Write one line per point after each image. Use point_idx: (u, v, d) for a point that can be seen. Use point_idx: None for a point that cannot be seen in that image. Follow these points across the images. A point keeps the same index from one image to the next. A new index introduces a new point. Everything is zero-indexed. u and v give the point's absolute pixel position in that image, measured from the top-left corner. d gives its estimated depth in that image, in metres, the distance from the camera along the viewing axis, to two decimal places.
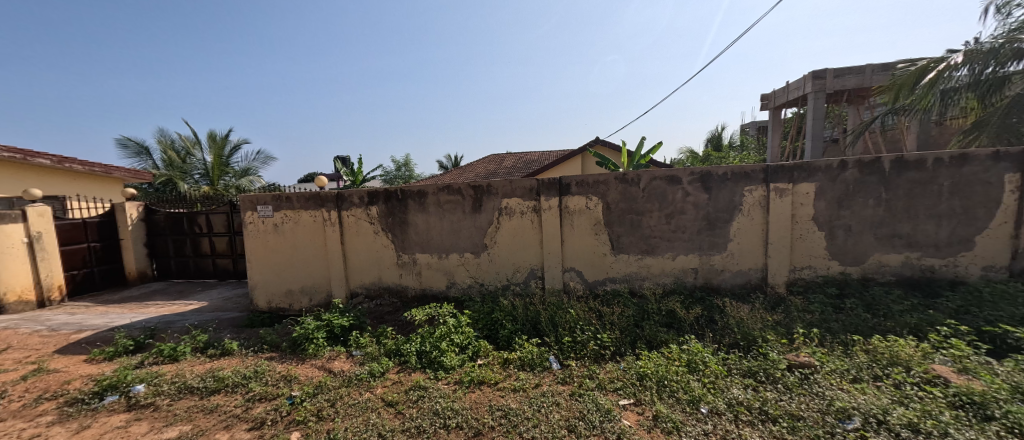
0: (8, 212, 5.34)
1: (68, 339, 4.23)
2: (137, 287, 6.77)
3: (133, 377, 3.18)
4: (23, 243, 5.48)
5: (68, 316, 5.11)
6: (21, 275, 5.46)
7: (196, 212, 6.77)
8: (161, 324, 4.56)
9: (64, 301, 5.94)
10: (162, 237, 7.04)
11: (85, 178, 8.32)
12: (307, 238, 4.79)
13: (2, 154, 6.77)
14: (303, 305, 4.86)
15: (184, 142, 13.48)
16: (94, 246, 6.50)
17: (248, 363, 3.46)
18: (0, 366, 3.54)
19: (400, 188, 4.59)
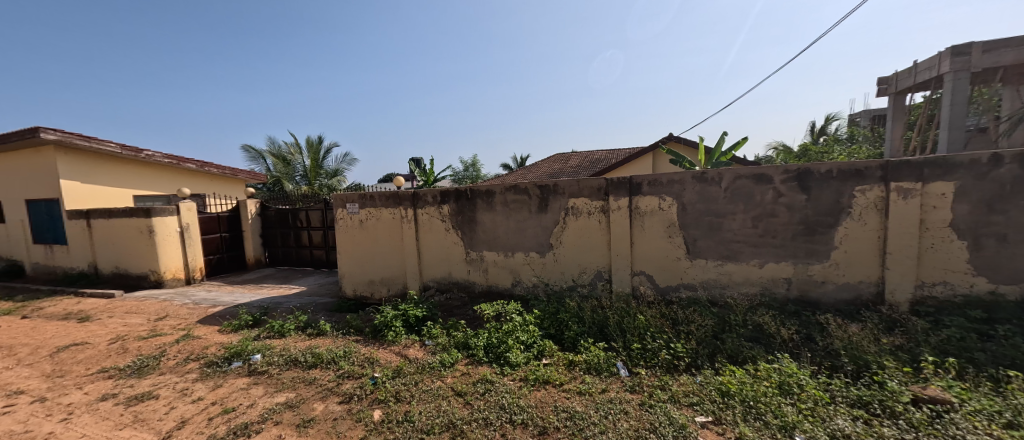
0: (167, 207, 6.69)
1: (206, 311, 5.15)
2: (254, 271, 8.00)
3: (251, 348, 3.75)
4: (176, 231, 6.82)
5: (205, 293, 6.22)
6: (175, 257, 6.80)
7: (298, 209, 7.78)
8: (273, 304, 5.33)
9: (204, 280, 7.24)
10: (273, 230, 8.22)
11: (220, 180, 9.99)
12: (386, 234, 5.22)
13: (162, 159, 8.42)
14: (383, 294, 5.31)
15: (289, 147, 15.57)
16: (224, 235, 7.80)
17: (338, 344, 3.88)
18: (162, 330, 4.43)
19: (469, 188, 4.79)
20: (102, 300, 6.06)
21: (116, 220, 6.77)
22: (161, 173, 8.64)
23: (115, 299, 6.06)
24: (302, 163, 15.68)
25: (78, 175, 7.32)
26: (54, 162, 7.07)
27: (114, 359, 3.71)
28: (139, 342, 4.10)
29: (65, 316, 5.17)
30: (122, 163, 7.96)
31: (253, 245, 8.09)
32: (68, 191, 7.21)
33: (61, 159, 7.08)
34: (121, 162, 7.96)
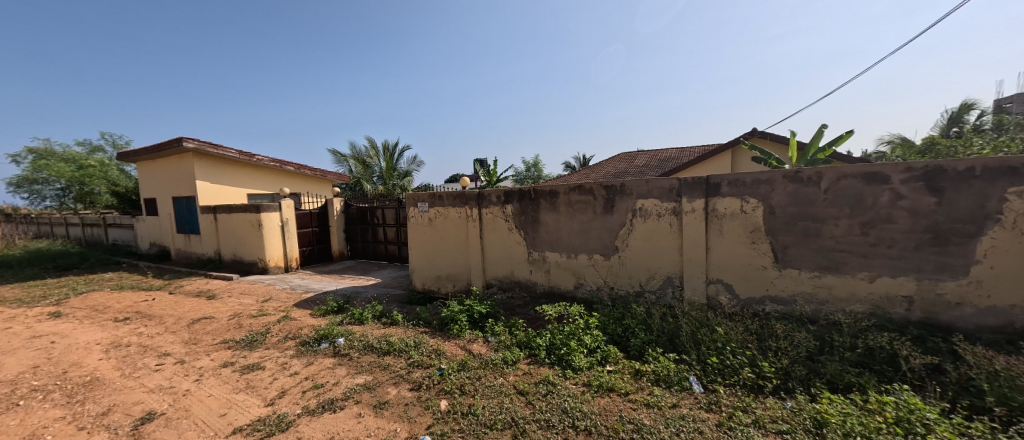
0: (271, 204, 7.73)
1: (301, 296, 5.85)
2: (338, 263, 8.91)
3: (336, 332, 4.17)
4: (278, 225, 7.85)
5: (300, 280, 7.07)
6: (277, 248, 7.83)
7: (376, 207, 8.49)
8: (353, 293, 5.88)
9: (299, 268, 8.23)
10: (354, 226, 9.07)
11: (315, 181, 11.17)
12: (453, 232, 5.46)
13: (268, 162, 9.71)
14: (448, 290, 5.56)
15: (369, 150, 17.10)
16: (315, 229, 8.80)
17: (409, 334, 4.14)
18: (267, 310, 5.14)
19: (533, 188, 4.81)
20: (223, 281, 7.21)
21: (234, 215, 8.00)
22: (268, 175, 9.98)
23: (232, 281, 7.17)
24: (379, 165, 17.18)
25: (208, 176, 8.79)
26: (192, 166, 8.59)
27: (232, 333, 4.38)
28: (250, 319, 4.79)
29: (197, 294, 6.25)
30: (239, 166, 9.37)
31: (337, 239, 9.01)
32: (201, 191, 8.71)
33: (197, 164, 8.59)
34: (238, 165, 9.39)
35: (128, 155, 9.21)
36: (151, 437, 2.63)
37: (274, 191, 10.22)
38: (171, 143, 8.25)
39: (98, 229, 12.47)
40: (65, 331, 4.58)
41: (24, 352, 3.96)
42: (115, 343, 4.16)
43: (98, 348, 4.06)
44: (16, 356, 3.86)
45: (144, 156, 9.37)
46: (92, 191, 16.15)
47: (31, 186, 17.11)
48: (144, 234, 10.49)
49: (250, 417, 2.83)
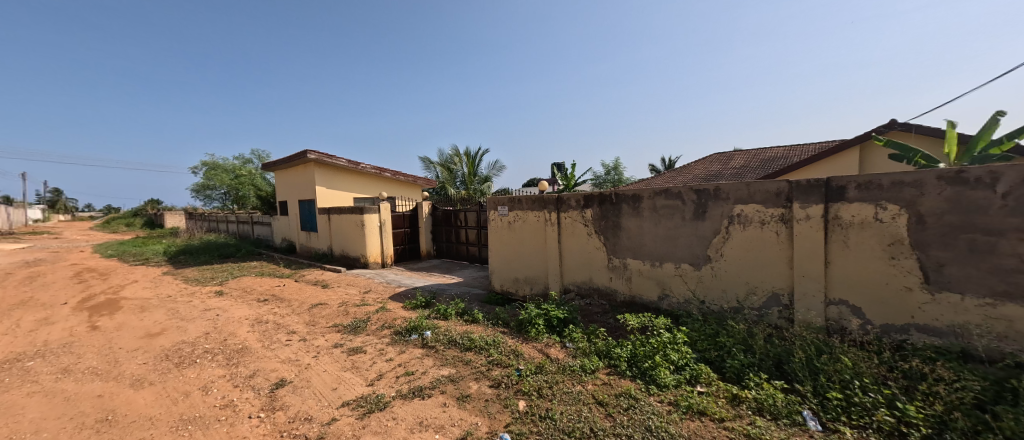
0: (372, 206, 8.74)
1: (395, 290, 6.49)
2: (425, 261, 9.67)
3: (424, 325, 4.52)
4: (377, 225, 8.82)
5: (393, 275, 7.85)
6: (375, 245, 8.80)
7: (459, 210, 9.04)
8: (439, 290, 6.33)
9: (392, 264, 9.14)
10: (440, 227, 9.78)
11: (407, 186, 12.31)
12: (531, 235, 5.55)
13: (369, 169, 11.00)
14: (526, 292, 5.66)
15: (453, 157, 18.33)
16: (407, 230, 9.69)
17: (489, 333, 4.30)
18: (369, 301, 5.81)
19: (614, 192, 4.66)
20: (333, 273, 8.34)
21: (343, 215, 9.23)
22: (369, 180, 11.30)
23: (340, 273, 8.26)
24: (462, 171, 18.30)
25: (325, 182, 10.31)
26: (313, 174, 10.16)
27: (342, 318, 5.03)
28: (355, 308, 5.46)
29: (314, 282, 7.34)
30: (348, 173, 10.81)
31: (425, 239, 9.80)
32: (319, 195, 10.24)
33: (316, 171, 10.13)
34: (347, 173, 10.83)
35: (270, 166, 11.30)
36: (282, 400, 3.15)
37: (374, 194, 11.52)
38: (298, 155, 9.88)
39: (247, 226, 15.47)
40: (225, 306, 5.75)
41: (199, 321, 5.07)
42: (258, 319, 5.09)
43: (247, 322, 5.01)
44: (196, 323, 4.98)
45: (280, 166, 11.41)
46: (244, 196, 20.13)
47: (207, 192, 21.98)
48: (278, 231, 12.72)
49: (355, 394, 3.21)
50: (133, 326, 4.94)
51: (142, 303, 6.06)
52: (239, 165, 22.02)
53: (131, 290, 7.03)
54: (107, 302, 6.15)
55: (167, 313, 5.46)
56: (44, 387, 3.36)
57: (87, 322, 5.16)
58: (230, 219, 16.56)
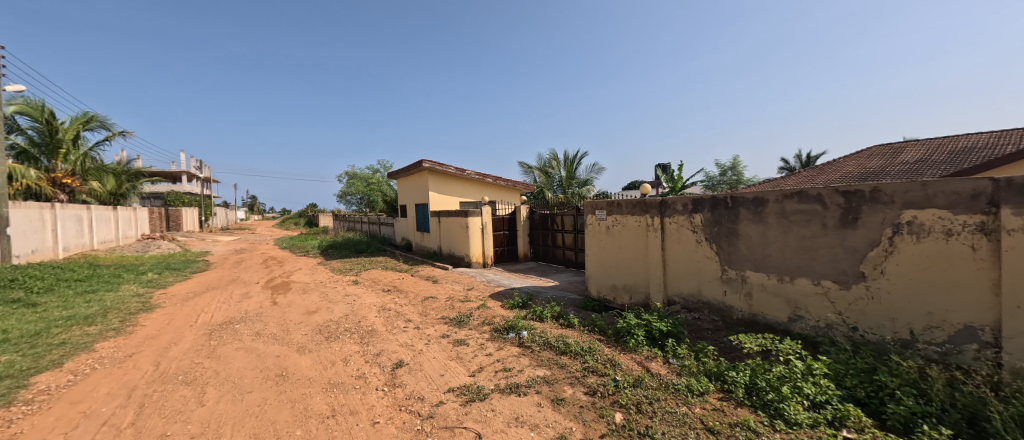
0: (475, 210, 9.42)
1: (495, 289, 6.88)
2: (522, 263, 10.01)
3: (521, 325, 4.69)
4: (479, 227, 9.46)
5: (492, 275, 8.33)
6: (477, 246, 9.45)
7: (556, 214, 9.13)
8: (535, 292, 6.49)
9: (492, 265, 9.69)
10: (536, 230, 10.02)
11: (506, 190, 12.94)
12: (631, 241, 5.30)
13: (473, 175, 11.90)
14: (624, 301, 5.42)
15: (551, 161, 18.57)
16: (506, 232, 10.19)
17: (585, 339, 4.24)
18: (472, 297, 6.28)
19: (730, 195, 4.15)
20: (441, 270, 9.24)
21: (450, 218, 10.17)
22: (473, 186, 12.23)
23: (447, 270, 9.11)
24: (559, 174, 18.41)
25: (437, 188, 11.51)
26: (427, 181, 11.46)
27: (449, 311, 5.55)
28: (460, 303, 5.96)
29: (426, 278, 8.24)
30: (455, 180, 11.88)
31: (522, 242, 10.15)
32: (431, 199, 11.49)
33: (429, 179, 11.40)
34: (455, 179, 11.92)
35: (394, 175, 13.14)
36: (401, 379, 3.63)
37: (476, 198, 12.41)
38: (416, 165, 11.27)
39: (375, 226, 18.24)
40: (359, 293, 6.89)
41: (342, 304, 6.17)
42: (383, 306, 5.96)
43: (375, 308, 5.91)
44: (339, 306, 6.07)
45: (401, 175, 13.17)
46: (374, 201, 23.73)
47: (347, 196, 26.55)
48: (398, 230, 14.69)
49: (459, 382, 3.51)
50: (299, 304, 6.28)
51: (304, 286, 7.65)
52: (370, 174, 26.04)
53: (297, 275, 8.94)
54: (282, 284, 7.93)
55: (320, 295, 6.79)
56: (246, 345, 4.51)
57: (271, 298, 6.75)
58: (364, 221, 19.72)
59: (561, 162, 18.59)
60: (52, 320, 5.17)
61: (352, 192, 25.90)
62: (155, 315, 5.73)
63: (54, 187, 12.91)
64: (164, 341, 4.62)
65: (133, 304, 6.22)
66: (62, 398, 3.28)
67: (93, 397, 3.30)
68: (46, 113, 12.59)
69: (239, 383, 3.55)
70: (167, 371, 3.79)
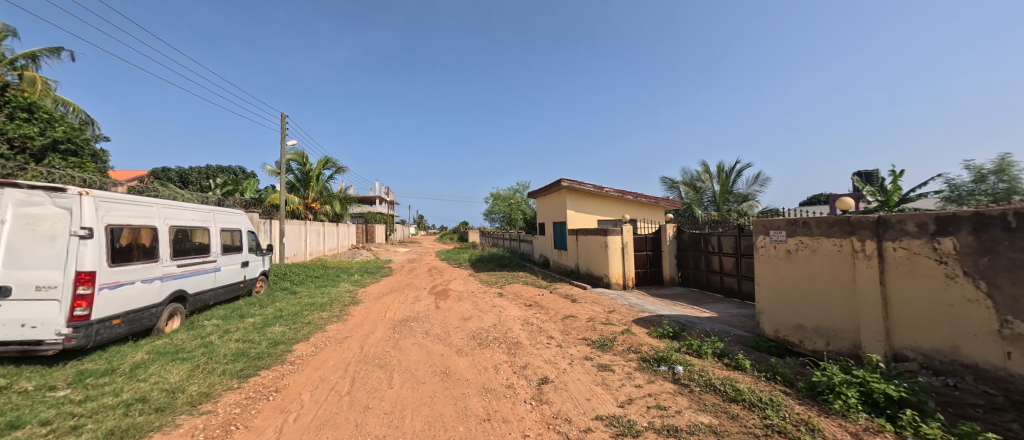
0: (615, 228, 9.10)
1: (637, 314, 6.40)
2: (668, 288, 9.11)
3: (676, 358, 4.19)
4: (620, 247, 9.08)
5: (636, 299, 7.81)
6: (617, 266, 9.07)
7: (710, 233, 8.12)
8: (689, 322, 5.77)
9: (633, 287, 9.12)
10: (686, 252, 9.01)
11: (647, 207, 12.17)
12: (827, 271, 4.24)
13: (611, 193, 11.64)
14: (818, 346, 4.31)
15: (701, 175, 16.81)
16: (649, 253, 9.49)
17: (764, 389, 3.47)
18: (614, 321, 5.99)
19: (1012, 211, 2.88)
20: (578, 289, 9.16)
21: (588, 236, 10.11)
22: (611, 203, 11.96)
23: (585, 290, 9.02)
24: (711, 189, 16.41)
25: (575, 206, 11.64)
26: (565, 200, 11.73)
27: (591, 333, 5.41)
28: (602, 326, 5.74)
29: (565, 295, 8.30)
30: (593, 198, 11.83)
31: (668, 264, 9.27)
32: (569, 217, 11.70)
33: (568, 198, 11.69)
34: (593, 197, 11.86)
35: (534, 195, 13.96)
36: (547, 396, 3.67)
37: (615, 216, 12.06)
38: (555, 184, 11.71)
39: (515, 242, 19.61)
40: (505, 305, 7.40)
41: (491, 314, 6.73)
42: (527, 321, 6.22)
43: (520, 321, 6.23)
44: (488, 315, 6.63)
45: (540, 194, 13.88)
46: (514, 219, 25.58)
47: (492, 215, 29.35)
48: (537, 247, 15.43)
49: (607, 411, 3.32)
50: (457, 310, 7.16)
51: (459, 294, 8.71)
52: (511, 194, 28.34)
53: (453, 284, 10.25)
54: (443, 291, 9.22)
55: (473, 304, 7.57)
56: (419, 341, 5.34)
57: (435, 302, 7.88)
58: (506, 237, 21.50)
59: (714, 175, 16.59)
60: (303, 305, 7.21)
61: (496, 211, 28.50)
62: (358, 308, 7.37)
63: (306, 210, 18.60)
64: (365, 330, 5.88)
65: (346, 298, 8.19)
66: (310, 363, 4.49)
67: (326, 366, 4.40)
68: (306, 157, 18.15)
69: (415, 374, 4.19)
70: (368, 355, 4.79)
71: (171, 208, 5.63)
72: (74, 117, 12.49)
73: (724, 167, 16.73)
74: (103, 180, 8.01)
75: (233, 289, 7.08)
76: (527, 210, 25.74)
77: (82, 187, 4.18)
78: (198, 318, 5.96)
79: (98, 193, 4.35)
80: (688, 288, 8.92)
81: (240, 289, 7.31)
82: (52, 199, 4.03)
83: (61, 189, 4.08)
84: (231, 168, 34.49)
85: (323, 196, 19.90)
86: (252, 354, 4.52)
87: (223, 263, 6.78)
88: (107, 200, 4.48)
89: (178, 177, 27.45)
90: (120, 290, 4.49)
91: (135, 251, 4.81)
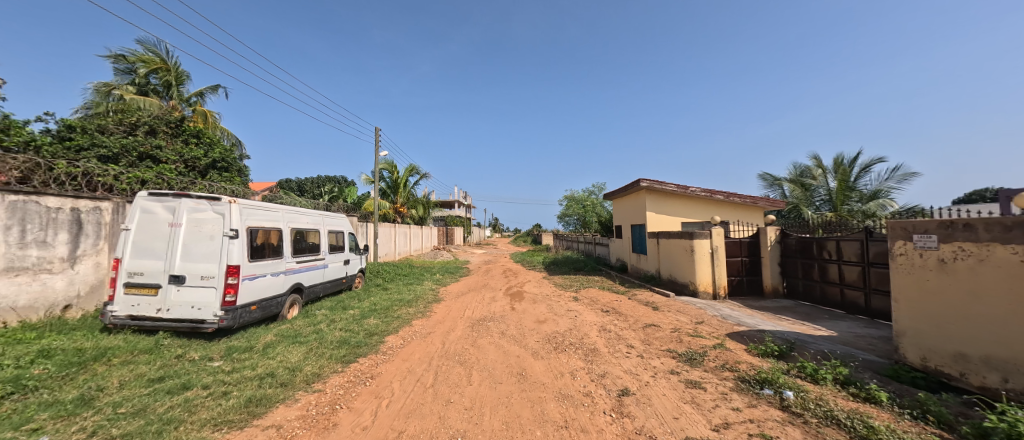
0: (703, 231, 8.33)
1: (732, 328, 5.73)
2: (768, 299, 8.03)
3: (784, 381, 3.64)
4: (709, 252, 8.27)
5: (730, 310, 7.02)
6: (706, 274, 8.27)
7: (826, 238, 7.01)
8: (799, 341, 4.98)
9: (724, 297, 8.22)
10: (792, 259, 7.88)
11: (742, 208, 10.95)
12: (1003, 286, 3.32)
13: (698, 193, 10.70)
14: (989, 382, 3.39)
15: (812, 170, 14.62)
16: (745, 259, 8.50)
17: (910, 430, 2.82)
18: (704, 333, 5.45)
19: None
20: (659, 297, 8.56)
21: (671, 240, 9.41)
22: (698, 204, 11.00)
23: (667, 297, 8.40)
24: (826, 186, 14.12)
25: (655, 208, 10.94)
26: (644, 201, 11.11)
27: (677, 345, 4.99)
28: (690, 338, 5.26)
29: (644, 303, 7.82)
30: (677, 198, 10.99)
31: (769, 272, 8.19)
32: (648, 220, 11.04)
33: (647, 199, 11.04)
34: (675, 198, 11.02)
35: (609, 196, 13.49)
36: (629, 409, 3.46)
37: (703, 218, 11.06)
38: (633, 184, 11.15)
39: (590, 246, 19.09)
40: (580, 310, 7.24)
41: (566, 318, 6.63)
42: (604, 327, 5.98)
43: (596, 327, 6.02)
44: (563, 319, 6.54)
45: (617, 196, 13.35)
46: (589, 222, 24.96)
47: (565, 218, 29.11)
48: (613, 251, 14.85)
49: (699, 433, 3.01)
50: (532, 312, 7.21)
51: (534, 297, 8.77)
52: (585, 196, 27.79)
53: (528, 286, 10.36)
54: (518, 292, 9.38)
55: (547, 307, 7.55)
56: (496, 341, 5.48)
57: (511, 304, 8.04)
58: (580, 240, 21.15)
59: (830, 170, 14.34)
60: (394, 300, 7.94)
61: (570, 214, 28.14)
62: (440, 306, 7.87)
63: (395, 214, 20.56)
64: (447, 327, 6.23)
65: (429, 296, 8.80)
66: (399, 354, 4.90)
67: (412, 359, 4.76)
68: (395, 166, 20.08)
69: (493, 374, 4.30)
70: (449, 351, 5.06)
71: (292, 213, 6.63)
72: (227, 140, 15.57)
73: (843, 160, 14.29)
74: (246, 191, 9.80)
75: (337, 284, 8.08)
76: (602, 212, 24.95)
77: (231, 197, 5.14)
78: (311, 308, 6.93)
79: (242, 201, 5.30)
80: (795, 301, 7.72)
81: (342, 284, 8.32)
82: (212, 207, 5.04)
83: (217, 199, 5.07)
84: (336, 179, 39.86)
85: (409, 201, 21.77)
86: (353, 343, 5.09)
87: (330, 260, 7.78)
88: (248, 207, 5.44)
89: (297, 187, 32.58)
90: (256, 281, 5.42)
91: (266, 249, 5.76)
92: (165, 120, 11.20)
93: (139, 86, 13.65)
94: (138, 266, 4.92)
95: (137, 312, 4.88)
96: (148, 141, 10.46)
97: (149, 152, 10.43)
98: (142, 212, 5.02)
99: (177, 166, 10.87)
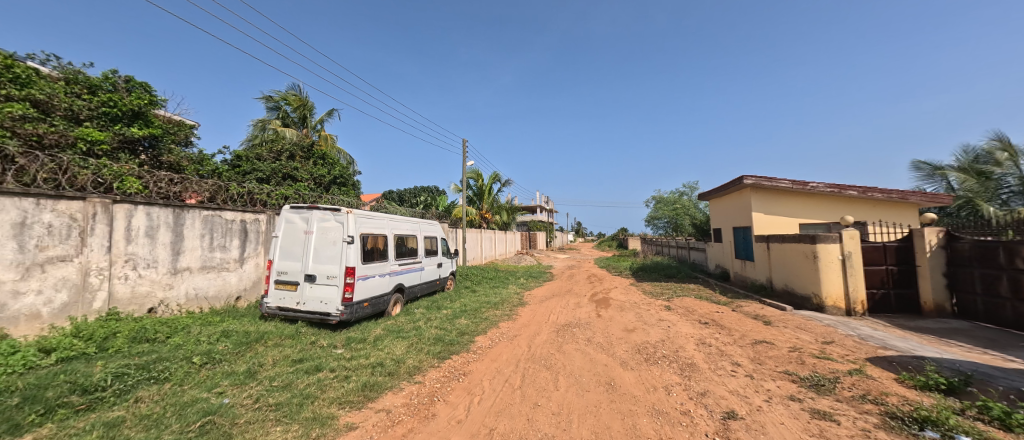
0: (828, 234, 7.05)
1: (876, 351, 4.71)
2: (928, 319, 6.41)
3: (956, 423, 2.86)
4: (838, 258, 6.95)
5: (871, 330, 5.78)
6: (835, 285, 6.96)
7: (1019, 242, 5.37)
8: (981, 374, 3.87)
9: (861, 313, 6.82)
10: (964, 269, 6.22)
11: (886, 206, 9.01)
12: None
13: (822, 189, 9.09)
14: None
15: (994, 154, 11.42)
16: (891, 268, 6.99)
17: None
18: (834, 355, 4.59)
19: None
20: (771, 310, 7.47)
21: (786, 245, 8.15)
22: (822, 203, 9.38)
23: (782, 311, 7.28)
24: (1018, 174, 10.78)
25: (763, 208, 9.62)
26: (749, 200, 9.84)
27: (797, 367, 4.29)
28: (815, 360, 4.48)
29: (752, 316, 6.89)
30: (791, 196, 9.51)
31: (928, 285, 6.60)
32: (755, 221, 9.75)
33: (753, 198, 9.76)
34: (790, 196, 9.54)
35: (705, 196, 12.28)
36: (736, 434, 3.08)
37: (830, 220, 9.37)
38: (735, 182, 9.97)
39: (683, 250, 17.57)
40: (673, 320, 6.71)
41: (657, 328, 6.20)
42: (704, 341, 5.43)
43: (693, 340, 5.51)
44: (655, 329, 6.14)
45: (714, 195, 12.07)
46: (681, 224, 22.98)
47: (654, 221, 27.25)
48: (711, 256, 13.44)
49: None
50: (619, 320, 6.91)
51: (621, 304, 8.40)
52: (676, 197, 25.72)
53: (614, 293, 9.97)
54: (603, 299, 9.09)
55: (636, 316, 7.17)
56: (583, 348, 5.38)
57: (596, 310, 7.82)
58: (670, 245, 19.62)
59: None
60: (482, 303, 8.35)
61: (660, 216, 26.28)
62: (525, 309, 8.03)
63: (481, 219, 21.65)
64: (532, 331, 6.33)
65: (515, 299, 9.05)
66: (489, 355, 5.14)
67: (500, 360, 4.95)
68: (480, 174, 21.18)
69: (580, 381, 4.23)
70: (535, 355, 5.13)
71: (395, 221, 7.45)
72: (343, 159, 18.22)
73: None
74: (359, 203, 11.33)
75: (432, 285, 8.82)
76: (696, 214, 22.74)
77: (347, 207, 6.00)
78: (411, 307, 7.67)
79: (356, 211, 6.15)
80: (970, 323, 6.03)
81: (436, 285, 9.04)
82: (334, 217, 5.95)
83: (338, 210, 5.97)
84: (429, 189, 43.64)
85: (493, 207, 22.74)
86: (446, 340, 5.50)
87: (426, 264, 8.54)
88: (361, 217, 6.28)
89: (398, 197, 36.52)
90: (368, 281, 6.23)
91: (375, 253, 6.58)
92: (301, 146, 13.58)
93: (283, 119, 16.84)
94: (283, 266, 6.03)
95: (283, 304, 5.97)
96: (289, 164, 12.81)
97: (290, 173, 12.77)
98: (286, 223, 6.16)
99: (309, 184, 13.03)
